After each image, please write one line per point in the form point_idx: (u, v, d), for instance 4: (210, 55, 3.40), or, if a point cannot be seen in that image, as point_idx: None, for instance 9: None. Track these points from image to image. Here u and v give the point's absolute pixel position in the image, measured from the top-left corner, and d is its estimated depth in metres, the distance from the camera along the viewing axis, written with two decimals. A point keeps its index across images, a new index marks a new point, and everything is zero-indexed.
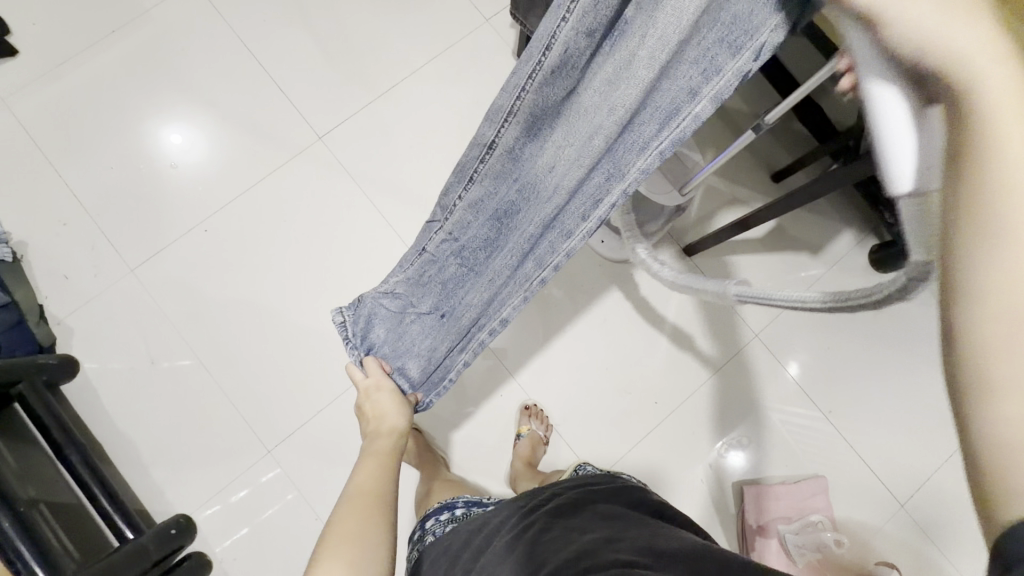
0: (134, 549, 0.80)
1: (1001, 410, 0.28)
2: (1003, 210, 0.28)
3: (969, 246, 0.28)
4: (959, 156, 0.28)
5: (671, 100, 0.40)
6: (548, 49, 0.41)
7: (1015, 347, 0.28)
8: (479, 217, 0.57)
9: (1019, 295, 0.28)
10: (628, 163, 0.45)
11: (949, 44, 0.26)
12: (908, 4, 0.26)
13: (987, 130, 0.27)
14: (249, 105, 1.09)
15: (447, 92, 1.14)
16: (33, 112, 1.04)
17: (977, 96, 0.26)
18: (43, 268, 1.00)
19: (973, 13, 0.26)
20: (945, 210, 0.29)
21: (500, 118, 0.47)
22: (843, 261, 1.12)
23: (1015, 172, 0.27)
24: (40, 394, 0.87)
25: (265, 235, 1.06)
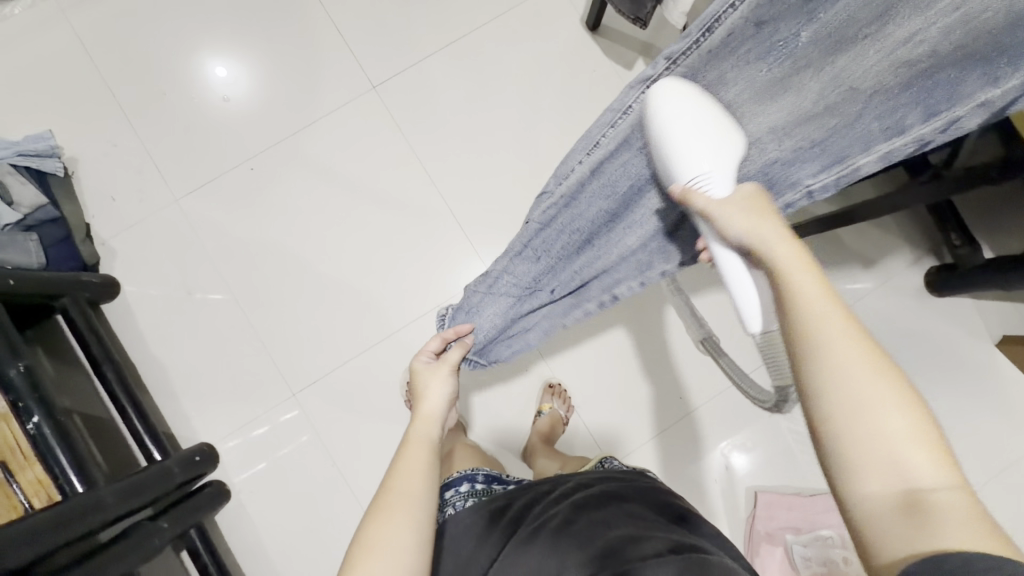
0: (162, 469, 0.84)
1: (866, 479, 0.38)
2: (822, 346, 0.41)
3: (807, 360, 0.41)
4: (782, 308, 0.44)
5: (890, 115, 0.52)
6: (709, 30, 0.50)
7: (859, 431, 0.39)
8: (596, 186, 0.60)
9: (868, 419, 0.39)
10: (835, 161, 0.55)
11: (759, 241, 0.47)
12: (727, 214, 0.50)
13: (796, 295, 0.43)
14: (307, 45, 1.07)
15: (507, 52, 1.09)
16: (91, 28, 1.03)
17: (780, 273, 0.45)
18: (92, 188, 1.02)
19: (763, 220, 0.49)
20: (792, 342, 0.43)
21: (645, 85, 0.54)
22: (896, 279, 1.08)
23: (825, 321, 0.42)
24: (82, 310, 0.89)
25: (309, 180, 1.05)
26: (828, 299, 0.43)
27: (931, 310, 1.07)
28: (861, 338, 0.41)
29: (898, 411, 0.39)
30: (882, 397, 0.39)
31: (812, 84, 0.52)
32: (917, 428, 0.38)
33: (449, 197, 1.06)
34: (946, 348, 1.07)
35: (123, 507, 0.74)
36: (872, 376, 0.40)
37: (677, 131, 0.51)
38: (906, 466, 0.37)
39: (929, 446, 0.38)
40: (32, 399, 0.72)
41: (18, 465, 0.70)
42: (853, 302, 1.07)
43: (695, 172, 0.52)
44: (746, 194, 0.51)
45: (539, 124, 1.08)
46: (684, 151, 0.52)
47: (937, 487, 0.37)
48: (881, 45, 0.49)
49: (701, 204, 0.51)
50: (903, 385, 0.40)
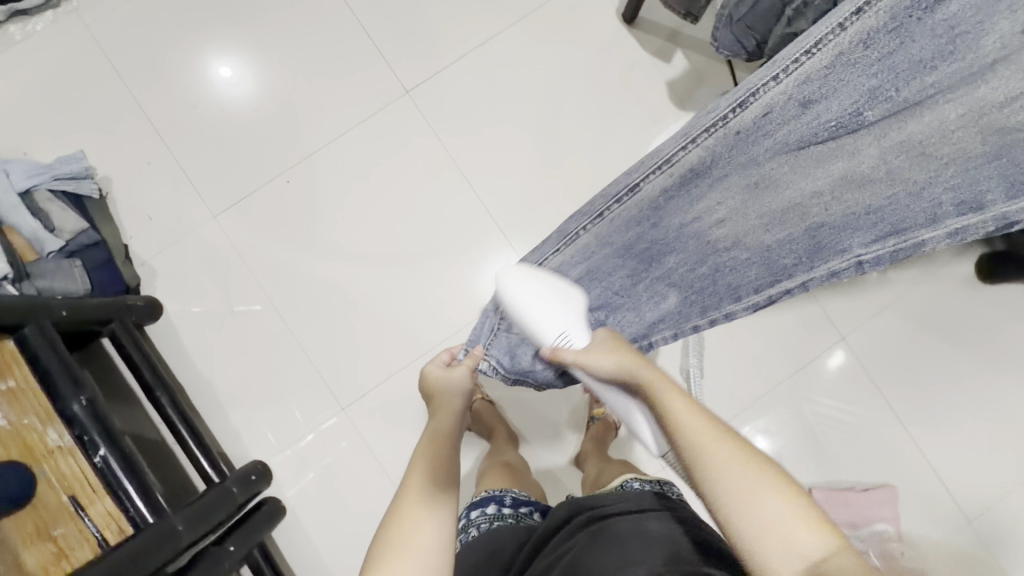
0: (223, 491, 0.84)
1: (777, 565, 0.40)
2: (700, 451, 0.45)
3: (702, 477, 0.45)
4: (667, 427, 0.48)
5: (955, 195, 0.48)
6: (741, 105, 0.49)
7: (752, 517, 0.41)
8: (610, 243, 0.59)
9: (762, 508, 0.42)
10: (886, 233, 0.51)
11: (630, 368, 0.54)
12: (593, 357, 0.56)
13: (670, 407, 0.49)
14: (335, 51, 1.04)
15: (541, 50, 1.06)
16: (116, 44, 1.02)
17: (655, 391, 0.51)
18: (128, 208, 1.01)
19: (615, 351, 0.56)
20: (679, 458, 0.47)
21: (657, 163, 0.54)
22: (946, 268, 1.06)
23: (699, 431, 0.46)
24: (130, 334, 0.88)
25: (346, 190, 1.03)
26: (694, 409, 0.48)
27: (983, 299, 1.05)
28: (726, 436, 0.46)
29: (782, 499, 0.42)
30: (757, 483, 0.43)
31: (869, 150, 0.50)
32: (797, 507, 0.42)
33: (489, 202, 1.04)
34: (998, 337, 1.05)
35: (195, 533, 0.74)
36: (745, 467, 0.44)
37: (530, 309, 0.61)
38: (795, 541, 0.40)
39: (810, 518, 0.41)
40: (98, 432, 0.72)
41: (87, 499, 0.70)
42: (902, 292, 1.06)
43: (556, 334, 0.60)
44: (605, 335, 0.59)
45: (578, 123, 1.05)
46: (543, 318, 0.60)
47: (827, 555, 0.39)
48: (932, 117, 0.47)
49: (570, 357, 0.58)
50: (776, 474, 0.43)
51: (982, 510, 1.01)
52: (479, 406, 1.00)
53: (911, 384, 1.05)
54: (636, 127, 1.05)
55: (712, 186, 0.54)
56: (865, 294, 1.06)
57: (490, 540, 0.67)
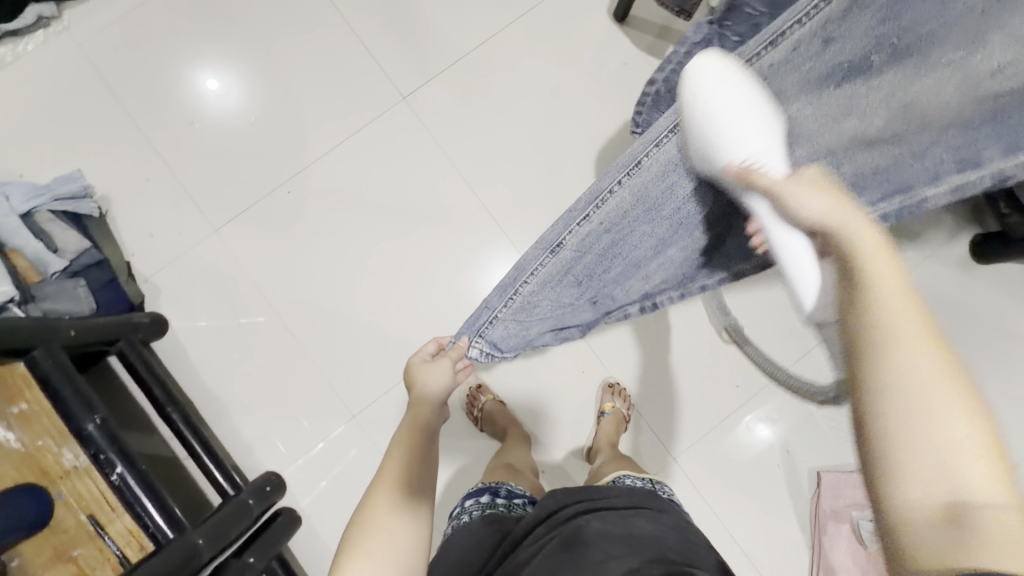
0: (237, 505, 0.83)
1: (909, 482, 0.32)
2: (893, 327, 0.35)
3: (878, 346, 0.35)
4: (853, 282, 0.39)
5: (949, 155, 0.51)
6: (771, 44, 0.51)
7: (907, 425, 0.32)
8: (634, 211, 0.59)
9: (928, 412, 0.32)
10: (890, 188, 0.54)
11: (830, 221, 0.43)
12: (797, 193, 0.45)
13: (871, 269, 0.38)
14: (329, 59, 1.05)
15: (535, 52, 1.07)
16: (108, 63, 1.02)
17: (853, 237, 0.41)
18: (128, 225, 1.01)
19: (830, 199, 0.44)
20: (850, 325, 0.37)
21: (693, 110, 0.53)
22: (942, 250, 1.07)
23: (896, 305, 0.36)
24: (138, 351, 0.88)
25: (346, 199, 1.04)
26: (901, 281, 0.37)
27: (979, 278, 1.07)
28: (933, 343, 0.34)
29: (963, 420, 0.32)
30: (943, 394, 0.32)
31: (880, 111, 0.52)
32: (981, 437, 0.31)
33: (490, 204, 1.05)
34: (995, 316, 1.07)
35: (215, 549, 0.74)
36: (933, 372, 0.33)
37: (730, 115, 0.51)
38: (956, 472, 0.31)
39: (988, 460, 0.31)
40: (114, 450, 0.71)
41: (107, 517, 0.71)
42: (901, 276, 1.07)
43: (746, 151, 0.51)
44: (813, 174, 0.47)
45: (574, 122, 1.06)
46: (722, 125, 0.52)
47: (993, 504, 0.30)
48: (947, 74, 0.49)
49: (765, 183, 0.48)
50: (968, 396, 0.33)
51: None
52: (490, 406, 1.02)
53: None
54: (632, 125, 1.06)
55: None
56: None
57: (481, 529, 0.66)
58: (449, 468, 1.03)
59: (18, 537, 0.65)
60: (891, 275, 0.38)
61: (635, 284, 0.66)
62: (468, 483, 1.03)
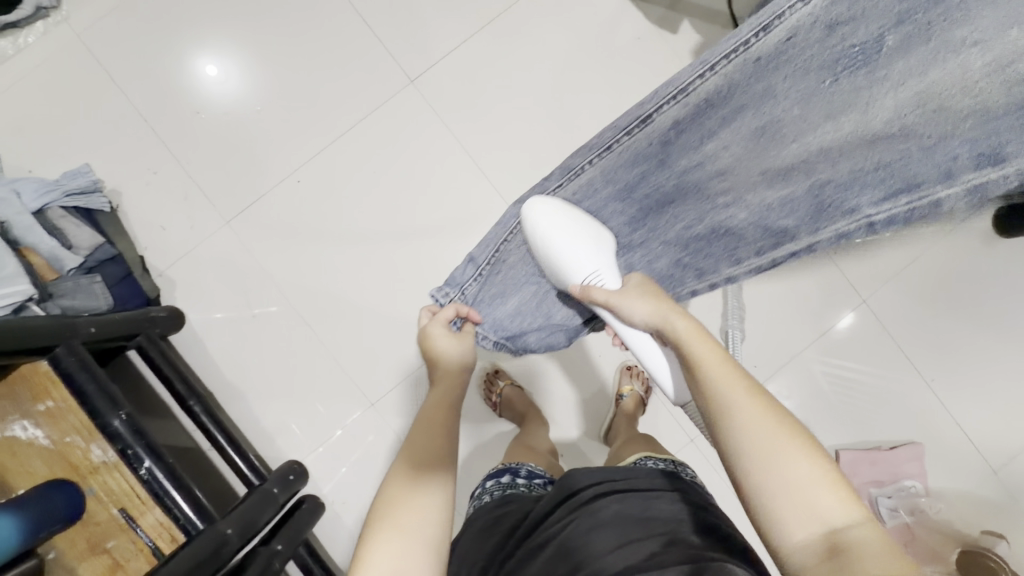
0: (263, 493, 0.85)
1: (790, 528, 0.39)
2: (730, 402, 0.44)
3: (721, 421, 0.44)
4: (689, 365, 0.48)
5: (941, 167, 0.45)
6: (762, 32, 0.48)
7: (774, 477, 0.40)
8: (608, 189, 0.62)
9: (776, 474, 0.40)
10: (880, 191, 0.49)
11: (658, 321, 0.53)
12: (625, 300, 0.56)
13: (694, 352, 0.48)
14: (334, 43, 1.02)
15: (543, 30, 1.04)
16: (108, 52, 1.00)
17: (677, 334, 0.51)
18: (140, 220, 1.00)
19: (651, 302, 0.55)
20: (704, 409, 0.46)
21: (671, 96, 0.53)
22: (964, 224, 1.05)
23: (727, 386, 0.45)
24: (157, 345, 0.89)
25: (355, 188, 1.02)
26: (739, 374, 0.46)
27: (1001, 251, 1.05)
28: (754, 392, 0.45)
29: (812, 472, 0.40)
30: (786, 441, 0.42)
31: (888, 99, 0.46)
32: (821, 471, 0.40)
33: (502, 188, 1.03)
34: (1018, 290, 1.05)
35: (245, 537, 0.76)
36: (773, 427, 0.42)
37: (566, 237, 0.61)
38: (818, 510, 0.39)
39: (837, 486, 0.40)
40: (140, 445, 0.72)
41: (138, 510, 0.71)
42: (919, 251, 1.06)
43: (589, 271, 0.61)
44: (639, 281, 0.59)
45: (586, 102, 1.04)
46: (580, 253, 0.61)
47: (850, 525, 0.38)
48: (957, 61, 0.42)
49: (601, 296, 0.58)
50: (802, 435, 0.42)
51: (1005, 461, 1.03)
52: (508, 391, 1.02)
53: (931, 341, 1.05)
54: None
55: (725, 121, 0.53)
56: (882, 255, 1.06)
57: (499, 506, 0.66)
58: (467, 453, 1.04)
59: (54, 531, 0.66)
60: (717, 357, 0.47)
61: (624, 270, 0.67)
62: (486, 466, 1.04)
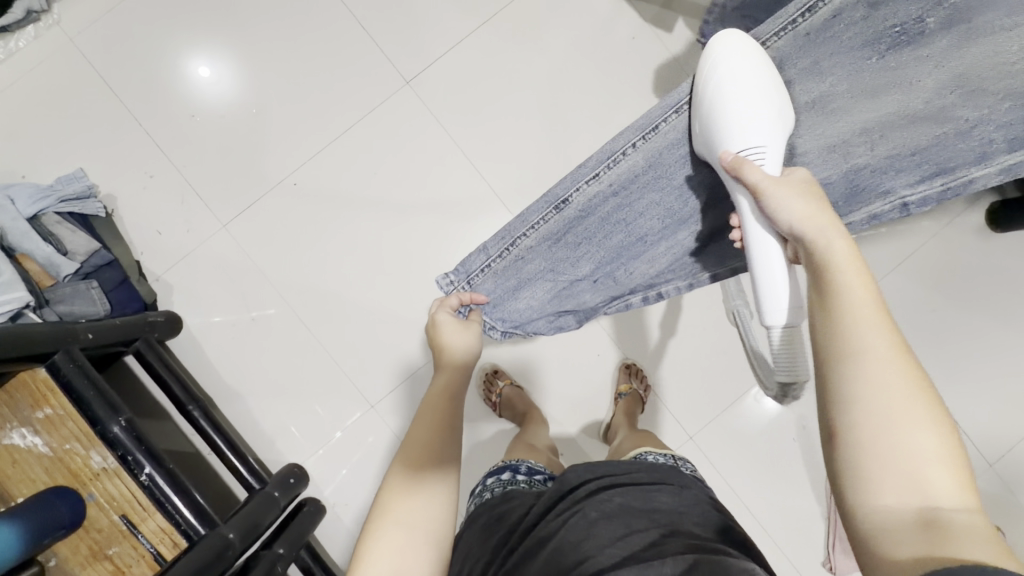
0: (264, 497, 0.84)
1: (881, 488, 0.35)
2: (859, 336, 0.39)
3: (840, 355, 0.39)
4: (823, 285, 0.42)
5: (970, 149, 0.50)
6: (808, 11, 0.53)
7: (887, 431, 0.36)
8: (638, 183, 0.62)
9: (887, 432, 0.36)
10: (921, 171, 0.53)
11: (805, 230, 0.45)
12: (779, 195, 0.47)
13: (836, 275, 0.42)
14: (330, 45, 1.02)
15: (538, 30, 1.04)
16: (102, 55, 0.99)
17: (823, 253, 0.44)
18: (136, 224, 1.00)
19: (815, 207, 0.46)
20: (822, 334, 0.41)
21: (720, 75, 0.56)
22: (958, 220, 1.06)
23: (859, 319, 0.39)
24: (156, 350, 0.88)
25: (353, 190, 1.02)
26: (883, 320, 0.39)
27: (996, 247, 1.06)
28: (898, 344, 0.38)
29: (937, 443, 0.35)
30: (918, 403, 0.36)
31: (925, 81, 0.51)
32: (946, 446, 0.35)
33: (500, 189, 1.03)
34: (1011, 283, 1.06)
35: (247, 542, 0.75)
36: (910, 384, 0.37)
37: (739, 82, 0.53)
38: (927, 483, 0.34)
39: (957, 470, 0.35)
40: (140, 450, 0.71)
41: (139, 517, 0.71)
42: (915, 247, 1.06)
43: (749, 145, 0.52)
44: (805, 182, 0.49)
45: (581, 101, 1.04)
46: (752, 123, 0.52)
47: (961, 509, 0.33)
48: (991, 50, 0.48)
49: (752, 178, 0.50)
50: (943, 413, 0.36)
51: (1000, 454, 1.04)
52: (508, 392, 1.02)
53: (926, 335, 1.06)
54: (641, 103, 1.04)
55: (790, 86, 0.56)
56: (878, 252, 1.07)
57: (501, 502, 0.67)
58: (468, 452, 1.04)
59: (57, 538, 0.66)
60: (867, 294, 0.41)
61: (637, 268, 0.67)
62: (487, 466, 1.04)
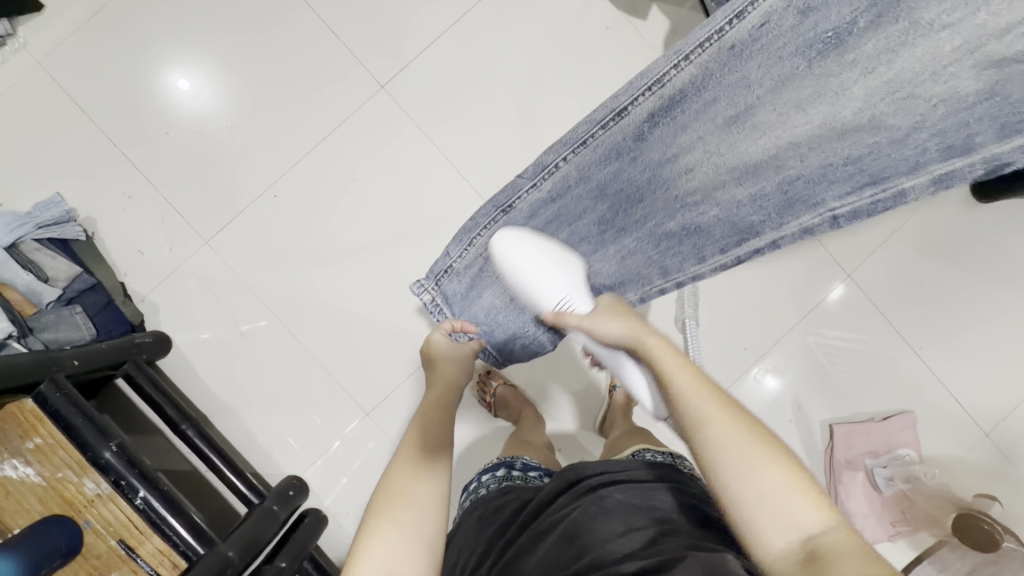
0: (264, 512, 0.84)
1: (768, 533, 0.39)
2: (698, 408, 0.45)
3: (693, 431, 0.45)
4: (660, 378, 0.50)
5: (907, 154, 0.46)
6: (735, 19, 0.46)
7: (746, 481, 0.41)
8: (583, 186, 0.59)
9: (752, 487, 0.41)
10: (856, 183, 0.49)
11: (631, 334, 0.55)
12: (599, 323, 0.57)
13: (667, 368, 0.50)
14: (303, 53, 1.01)
15: (512, 26, 1.02)
16: (72, 76, 0.98)
17: (655, 355, 0.52)
18: (118, 245, 0.99)
19: (609, 319, 0.57)
20: (674, 418, 0.47)
21: (648, 87, 0.51)
22: (943, 192, 1.06)
23: (697, 393, 0.46)
24: (145, 371, 0.88)
25: (334, 198, 1.01)
26: (709, 388, 0.47)
27: (982, 217, 1.06)
28: (727, 407, 0.45)
29: (782, 481, 0.41)
30: (756, 454, 0.42)
31: (856, 87, 0.46)
32: (791, 480, 0.41)
33: (480, 187, 1.03)
34: (999, 254, 1.06)
35: (247, 558, 0.75)
36: (742, 433, 0.43)
37: (524, 272, 0.60)
38: (795, 517, 0.39)
39: (806, 492, 0.40)
40: (134, 475, 0.71)
41: (137, 540, 0.71)
42: (902, 223, 1.06)
43: (556, 298, 0.61)
44: (608, 304, 0.59)
45: (560, 96, 1.03)
46: (542, 282, 0.61)
47: (824, 529, 0.38)
48: (929, 54, 0.43)
49: (573, 322, 0.59)
50: (773, 446, 0.43)
51: (996, 423, 1.05)
52: (502, 391, 1.02)
53: (918, 309, 1.06)
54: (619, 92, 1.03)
55: (701, 111, 0.51)
56: (865, 230, 1.07)
57: (498, 498, 0.66)
58: (466, 453, 1.04)
59: (53, 567, 0.65)
60: (694, 374, 0.48)
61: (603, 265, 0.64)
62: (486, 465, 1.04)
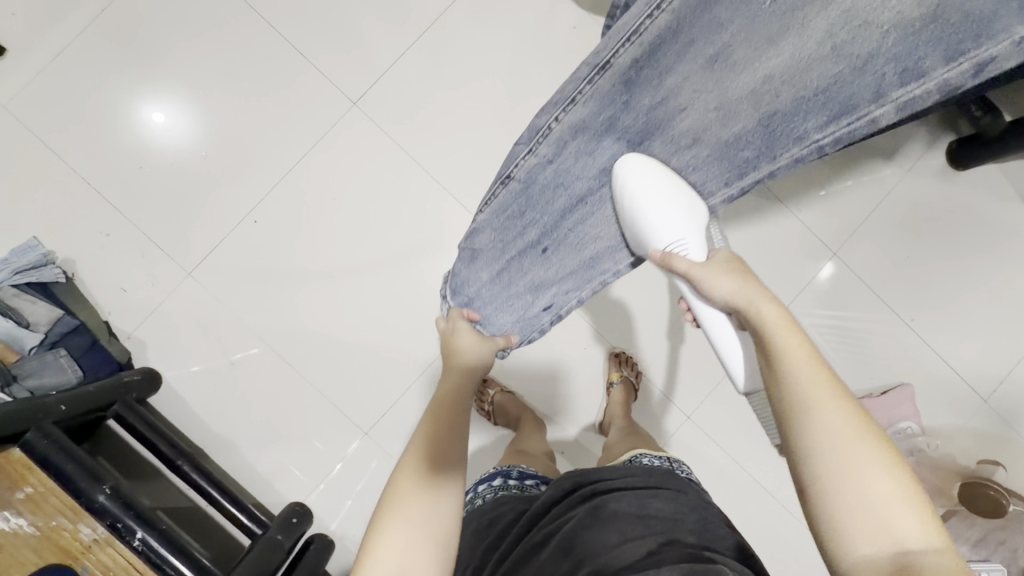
0: (267, 542, 0.83)
1: (858, 538, 0.37)
2: (804, 395, 0.42)
3: (791, 417, 0.42)
4: (767, 350, 0.45)
5: (868, 84, 0.44)
6: None
7: (850, 480, 0.38)
8: (578, 143, 0.57)
9: (853, 489, 0.38)
10: (839, 117, 0.46)
11: (743, 302, 0.49)
12: (711, 277, 0.52)
13: (776, 340, 0.45)
14: (273, 77, 1.00)
15: (480, 34, 1.03)
16: (40, 118, 0.97)
17: (769, 323, 0.46)
18: (99, 284, 0.97)
19: (731, 277, 0.51)
20: (774, 395, 0.44)
21: (627, 38, 0.50)
22: (920, 164, 1.07)
23: (805, 373, 0.42)
24: (135, 410, 0.87)
25: (315, 218, 1.01)
26: (829, 380, 0.42)
27: (960, 185, 1.07)
28: (844, 400, 0.41)
29: (891, 490, 0.38)
30: (866, 452, 0.39)
31: (816, 20, 0.44)
32: (903, 487, 0.38)
33: (461, 197, 1.03)
34: (981, 221, 1.07)
35: None
36: (854, 432, 0.40)
37: (655, 196, 0.55)
38: (896, 529, 0.37)
39: (916, 507, 0.37)
40: (130, 516, 0.70)
41: None
42: (883, 196, 1.07)
43: (673, 238, 0.56)
44: (729, 259, 0.54)
45: (533, 100, 1.03)
46: (660, 218, 0.56)
47: (926, 550, 0.36)
48: None
49: (682, 267, 0.54)
50: (887, 450, 0.39)
51: (994, 388, 1.06)
52: (500, 399, 1.01)
53: (906, 281, 1.07)
54: None
55: (682, 53, 0.50)
56: (846, 206, 1.07)
57: (493, 509, 0.65)
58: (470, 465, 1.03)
59: None
60: (809, 352, 0.44)
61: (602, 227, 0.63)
62: None
